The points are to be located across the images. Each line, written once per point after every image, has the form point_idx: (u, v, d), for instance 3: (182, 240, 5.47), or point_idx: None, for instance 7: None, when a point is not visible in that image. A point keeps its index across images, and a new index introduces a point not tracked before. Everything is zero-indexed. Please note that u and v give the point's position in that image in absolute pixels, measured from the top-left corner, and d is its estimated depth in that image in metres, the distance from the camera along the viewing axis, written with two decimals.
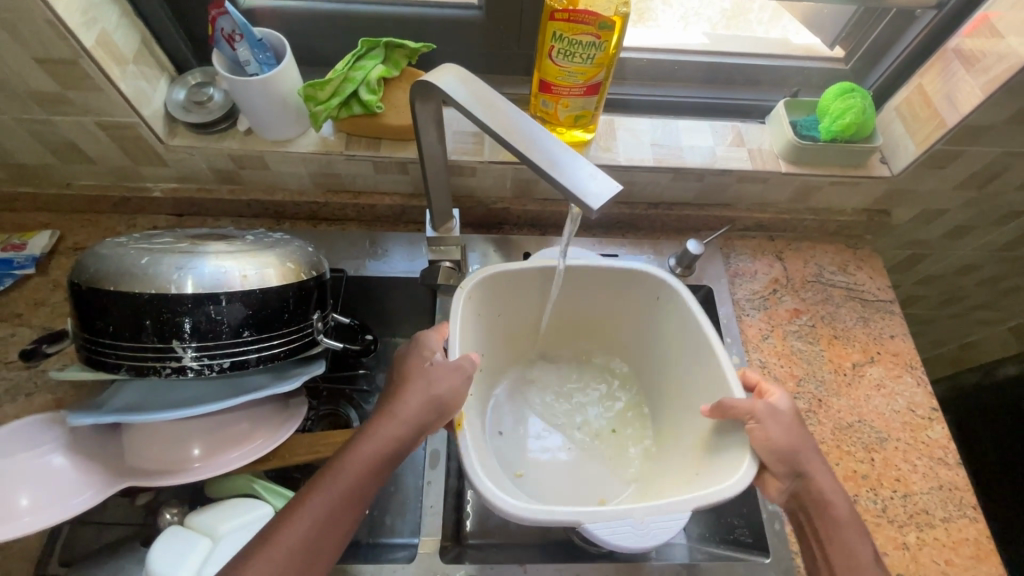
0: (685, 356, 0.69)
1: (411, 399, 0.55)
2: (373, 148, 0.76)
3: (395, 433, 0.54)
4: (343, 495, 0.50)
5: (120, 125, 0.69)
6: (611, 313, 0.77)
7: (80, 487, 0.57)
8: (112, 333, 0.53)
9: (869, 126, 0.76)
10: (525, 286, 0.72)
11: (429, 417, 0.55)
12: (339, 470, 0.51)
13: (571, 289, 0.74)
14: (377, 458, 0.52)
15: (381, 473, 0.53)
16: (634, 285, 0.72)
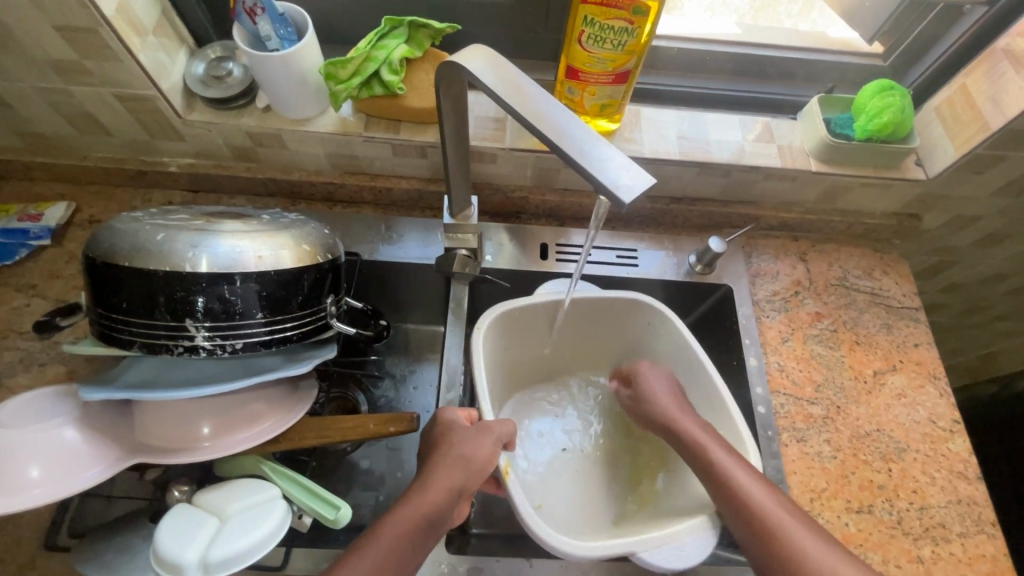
0: (681, 380, 0.73)
1: (439, 467, 0.56)
2: (393, 130, 0.74)
3: (431, 495, 0.54)
4: (385, 554, 0.50)
5: (138, 98, 0.68)
6: (602, 341, 0.80)
7: (91, 461, 0.56)
8: (126, 309, 0.53)
9: (907, 126, 0.73)
10: (527, 321, 0.74)
11: (460, 478, 0.56)
12: (382, 530, 0.52)
13: (571, 319, 0.77)
14: (417, 518, 0.52)
15: (424, 537, 0.52)
16: (626, 312, 0.75)
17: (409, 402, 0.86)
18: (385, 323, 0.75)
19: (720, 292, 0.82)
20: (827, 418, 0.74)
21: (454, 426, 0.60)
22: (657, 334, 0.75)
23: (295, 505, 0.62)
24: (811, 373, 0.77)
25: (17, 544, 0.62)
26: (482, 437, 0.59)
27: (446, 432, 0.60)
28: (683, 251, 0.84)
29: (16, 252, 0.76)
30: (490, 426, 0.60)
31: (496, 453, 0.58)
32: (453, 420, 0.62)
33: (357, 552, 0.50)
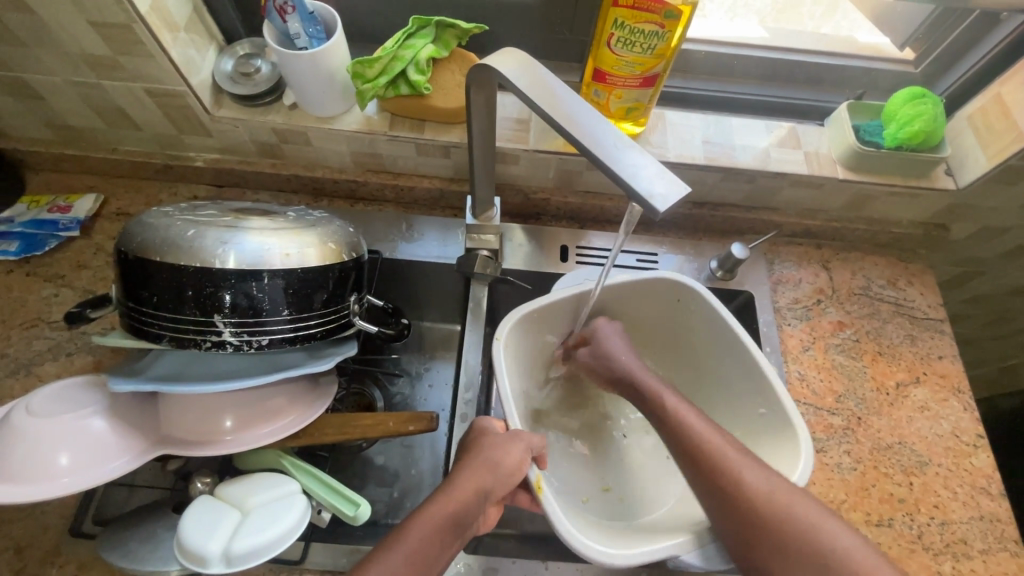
0: (715, 355, 0.73)
1: (469, 469, 0.56)
2: (417, 130, 0.74)
3: (460, 497, 0.54)
4: (412, 555, 0.50)
5: (168, 94, 0.69)
6: (628, 320, 0.79)
7: (116, 451, 0.57)
8: (156, 304, 0.53)
9: (938, 135, 0.72)
10: (560, 312, 0.73)
11: (488, 482, 0.56)
12: (407, 530, 0.51)
13: (598, 304, 0.75)
14: (445, 519, 0.53)
15: (448, 539, 0.52)
16: (655, 290, 0.74)
17: (424, 400, 0.87)
18: (405, 322, 0.74)
19: (740, 299, 0.82)
20: (847, 429, 0.73)
21: (489, 431, 0.61)
22: (688, 310, 0.74)
23: (314, 500, 0.63)
24: (832, 383, 0.76)
25: (44, 529, 0.63)
26: (512, 444, 0.59)
27: (479, 437, 0.60)
28: (704, 256, 0.84)
29: (46, 243, 0.77)
30: (522, 433, 0.60)
31: (524, 461, 0.58)
32: (488, 426, 0.62)
33: (383, 551, 0.50)
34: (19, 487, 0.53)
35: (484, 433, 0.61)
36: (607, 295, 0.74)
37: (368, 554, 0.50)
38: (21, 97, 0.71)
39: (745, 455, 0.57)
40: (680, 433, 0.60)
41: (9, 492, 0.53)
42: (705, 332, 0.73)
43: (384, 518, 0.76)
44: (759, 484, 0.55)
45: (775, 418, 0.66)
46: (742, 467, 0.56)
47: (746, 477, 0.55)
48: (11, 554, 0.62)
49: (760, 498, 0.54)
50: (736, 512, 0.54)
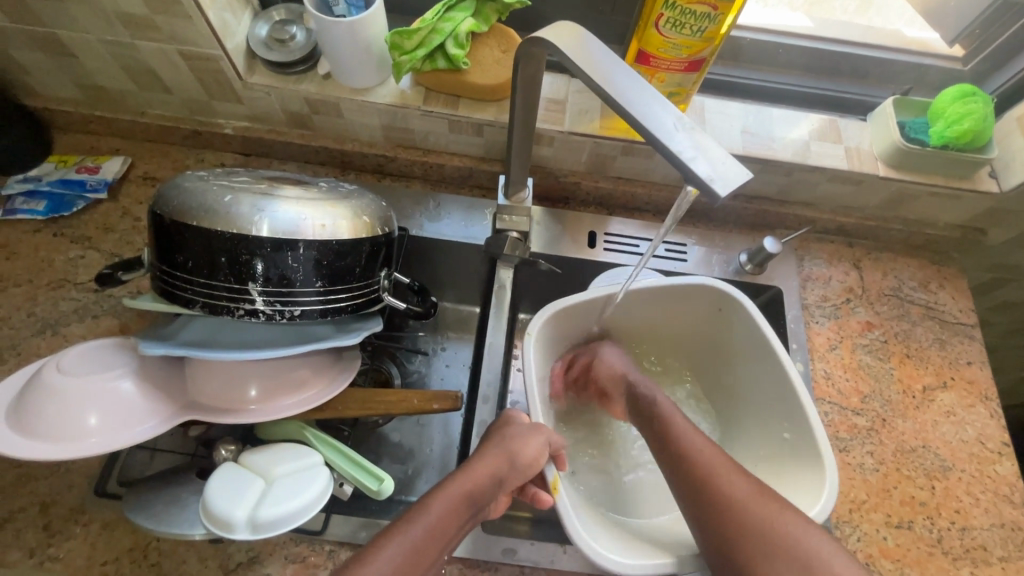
0: (751, 366, 0.72)
1: (487, 454, 0.57)
2: (451, 106, 0.73)
3: (478, 481, 0.54)
4: (432, 531, 0.49)
5: (203, 58, 0.68)
6: (666, 321, 0.78)
7: (145, 415, 0.57)
8: (190, 269, 0.53)
9: (987, 135, 0.70)
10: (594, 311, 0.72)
11: (505, 469, 0.56)
12: (424, 509, 0.51)
13: (636, 305, 0.75)
14: (463, 501, 0.53)
15: (463, 520, 0.52)
16: (696, 297, 0.73)
17: (441, 379, 0.86)
18: (432, 301, 0.73)
19: (768, 294, 0.81)
20: (871, 430, 0.73)
21: (515, 422, 0.60)
22: (726, 321, 0.73)
23: (337, 473, 0.63)
24: (857, 383, 0.76)
25: (69, 487, 0.64)
26: (535, 437, 0.59)
27: (504, 428, 0.60)
28: (733, 250, 0.83)
29: (73, 204, 0.77)
30: (543, 428, 0.60)
31: (542, 453, 0.58)
32: (514, 418, 0.61)
33: (404, 525, 0.49)
34: (50, 445, 0.53)
35: (509, 423, 0.61)
36: (644, 298, 0.73)
37: (382, 533, 0.48)
38: (54, 54, 0.70)
39: (735, 467, 0.57)
40: (673, 444, 0.60)
41: (40, 448, 0.53)
42: (743, 342, 0.72)
43: (398, 495, 0.76)
44: (744, 493, 0.54)
45: (800, 438, 0.65)
46: (732, 476, 0.55)
47: (733, 484, 0.54)
48: (36, 510, 0.63)
49: (745, 505, 0.53)
50: (721, 520, 0.53)
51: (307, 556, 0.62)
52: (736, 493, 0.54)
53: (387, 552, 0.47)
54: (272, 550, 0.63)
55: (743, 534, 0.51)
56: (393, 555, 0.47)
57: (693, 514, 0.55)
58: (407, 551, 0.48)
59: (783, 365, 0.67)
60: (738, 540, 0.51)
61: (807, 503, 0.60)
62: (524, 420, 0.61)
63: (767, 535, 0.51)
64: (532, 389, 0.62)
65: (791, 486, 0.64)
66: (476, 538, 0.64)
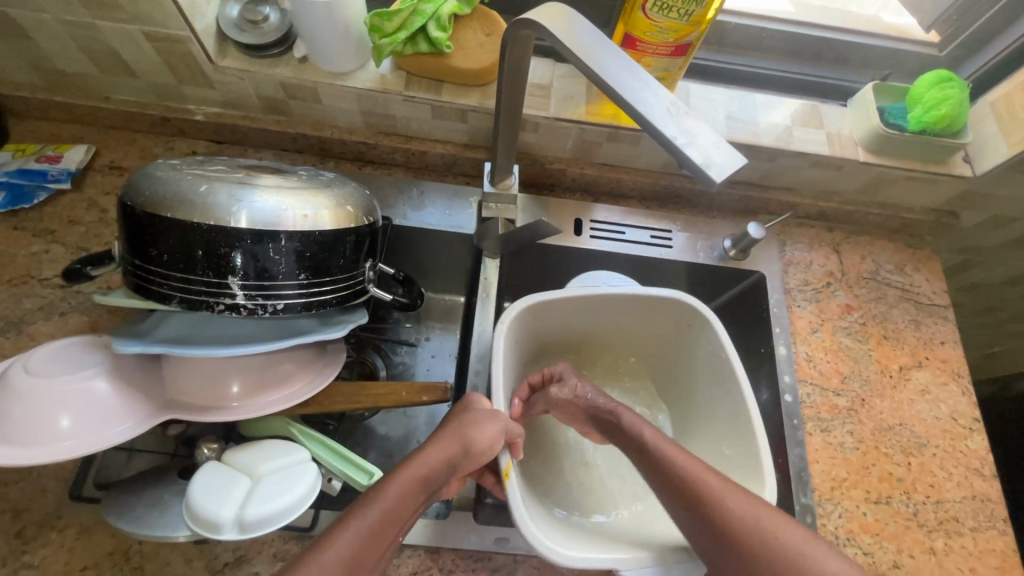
0: (711, 381, 0.72)
1: (444, 440, 0.55)
2: (433, 91, 0.71)
3: (430, 470, 0.53)
4: (388, 513, 0.49)
5: (170, 39, 0.64)
6: (639, 330, 0.78)
7: (122, 415, 0.55)
8: (165, 263, 0.51)
9: (962, 120, 0.71)
10: (563, 309, 0.72)
11: (460, 454, 0.55)
12: (381, 492, 0.50)
13: (610, 312, 0.75)
14: (417, 486, 0.52)
15: (417, 502, 0.51)
16: (667, 310, 0.73)
17: (427, 371, 0.85)
18: (419, 291, 0.71)
19: (751, 280, 0.82)
20: (851, 410, 0.75)
21: (472, 406, 0.59)
22: (696, 337, 0.73)
23: (324, 468, 0.62)
24: (838, 365, 0.77)
25: (42, 492, 0.62)
26: (490, 420, 0.58)
27: (462, 411, 0.59)
28: (717, 236, 0.83)
29: (34, 195, 0.73)
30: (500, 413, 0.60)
31: (498, 442, 0.58)
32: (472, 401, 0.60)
33: (362, 507, 0.49)
34: (19, 449, 0.51)
35: (467, 406, 0.60)
36: (617, 305, 0.73)
37: (342, 515, 0.48)
38: (6, 34, 0.66)
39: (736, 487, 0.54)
40: (654, 463, 0.57)
41: (10, 453, 0.50)
42: (707, 360, 0.72)
43: None
44: (745, 511, 0.52)
45: (744, 455, 0.65)
46: (727, 493, 0.53)
47: (747, 511, 0.52)
48: (7, 517, 0.60)
49: (721, 505, 0.52)
50: (739, 555, 0.50)
51: (297, 553, 0.61)
52: (716, 496, 0.53)
53: (345, 535, 0.46)
54: (260, 548, 0.61)
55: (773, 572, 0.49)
56: (353, 538, 0.46)
57: (700, 544, 0.52)
58: (361, 535, 0.47)
59: (739, 381, 0.67)
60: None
61: None
62: (483, 403, 0.60)
63: (777, 555, 0.49)
64: (497, 375, 0.62)
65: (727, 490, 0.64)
66: (468, 527, 0.63)
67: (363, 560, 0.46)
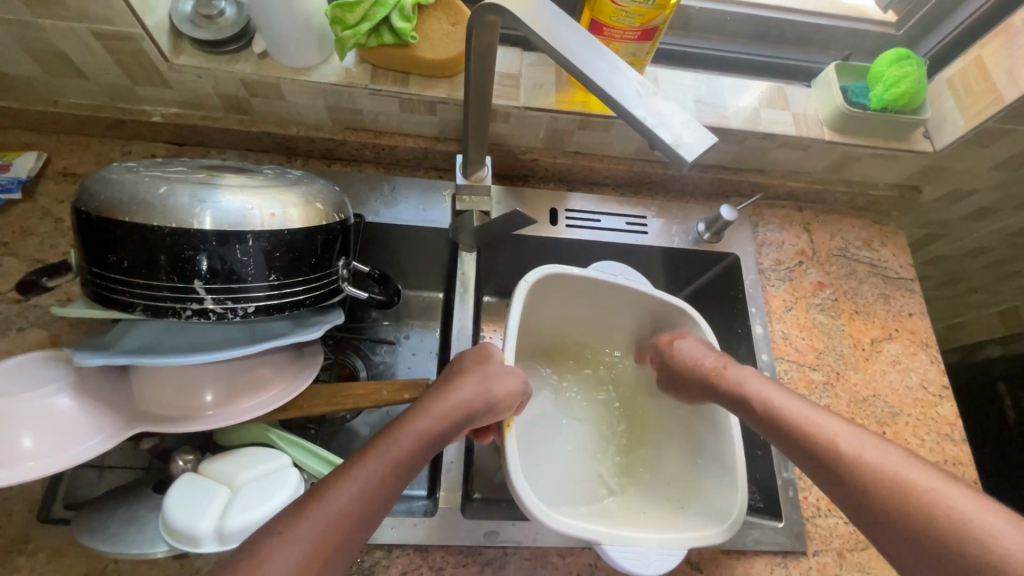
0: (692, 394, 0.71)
1: (465, 392, 0.56)
2: (401, 84, 0.70)
3: (445, 422, 0.54)
4: (397, 463, 0.49)
5: (120, 36, 0.61)
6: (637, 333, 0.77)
7: (90, 430, 0.53)
8: (125, 269, 0.48)
9: (921, 97, 0.73)
10: (572, 291, 0.73)
11: (479, 408, 0.56)
12: (394, 439, 0.51)
13: (613, 308, 0.75)
14: (428, 439, 0.52)
15: (428, 453, 0.52)
16: (664, 314, 0.73)
17: (408, 368, 0.84)
18: (395, 288, 0.70)
19: (725, 262, 0.83)
20: (827, 384, 0.77)
21: (493, 359, 0.60)
22: None
23: (306, 473, 0.61)
24: (813, 341, 0.79)
25: (7, 517, 0.59)
26: (510, 377, 0.59)
27: (485, 361, 0.60)
28: (691, 220, 0.84)
29: None
30: (519, 371, 0.61)
31: (516, 395, 0.59)
32: (491, 354, 0.61)
33: (374, 452, 0.49)
34: None
35: (487, 359, 0.60)
36: (622, 302, 0.73)
37: (349, 460, 0.49)
38: None
39: (861, 436, 0.51)
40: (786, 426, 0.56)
41: None
42: None
43: None
44: (897, 471, 0.47)
45: (717, 462, 0.64)
46: (876, 454, 0.49)
47: (869, 456, 0.49)
48: None
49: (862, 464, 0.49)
50: (898, 527, 0.45)
51: None
52: (857, 455, 0.50)
53: (347, 484, 0.46)
54: None
55: (899, 518, 0.46)
56: (358, 486, 0.47)
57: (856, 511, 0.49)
58: (365, 485, 0.47)
59: None
60: (896, 526, 0.46)
61: (709, 525, 0.59)
62: (501, 358, 0.61)
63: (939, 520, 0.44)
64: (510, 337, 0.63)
65: (698, 503, 0.64)
66: (456, 524, 0.63)
67: (367, 507, 0.46)
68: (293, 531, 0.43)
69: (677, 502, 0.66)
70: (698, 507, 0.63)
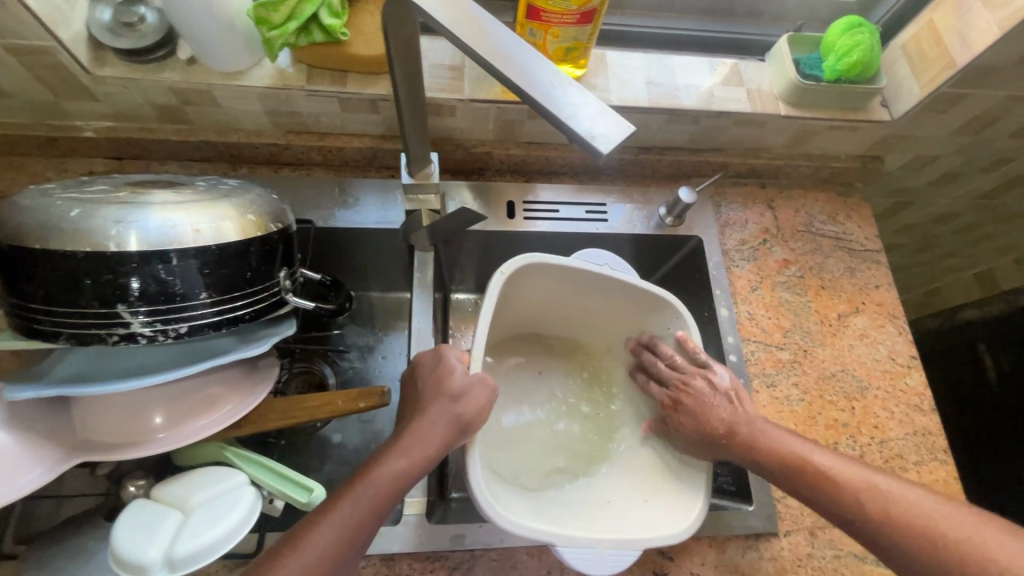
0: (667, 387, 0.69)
1: (435, 420, 0.54)
2: (338, 83, 0.67)
3: (422, 454, 0.52)
4: (372, 507, 0.49)
5: (35, 51, 0.59)
6: (618, 323, 0.75)
7: (28, 463, 0.51)
8: (45, 298, 0.46)
9: (875, 65, 0.72)
10: (553, 281, 0.69)
11: (453, 435, 0.54)
12: (367, 482, 0.50)
13: (593, 297, 0.72)
14: (406, 476, 0.51)
15: (404, 490, 0.51)
16: (647, 306, 0.70)
17: (379, 373, 0.82)
18: (346, 295, 0.71)
19: (690, 244, 0.82)
20: (795, 362, 0.76)
21: (454, 375, 0.56)
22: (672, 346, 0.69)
23: (265, 489, 0.59)
24: (779, 320, 0.78)
25: None
26: (478, 389, 0.56)
27: (450, 380, 0.56)
28: (653, 204, 0.83)
29: None
30: (487, 378, 0.58)
31: (486, 409, 0.56)
32: (452, 369, 0.57)
33: (346, 495, 0.49)
34: None
35: (448, 375, 0.56)
36: (603, 292, 0.70)
37: (325, 503, 0.49)
38: None
39: (870, 472, 0.55)
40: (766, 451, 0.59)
41: None
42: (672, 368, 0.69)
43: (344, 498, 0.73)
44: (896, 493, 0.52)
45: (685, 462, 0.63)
46: (873, 476, 0.54)
47: (917, 505, 0.51)
48: None
49: (867, 489, 0.53)
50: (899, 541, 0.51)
51: None
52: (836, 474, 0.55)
53: (321, 531, 0.47)
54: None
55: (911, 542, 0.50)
56: (332, 533, 0.47)
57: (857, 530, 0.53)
58: (341, 530, 0.48)
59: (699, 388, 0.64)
60: (901, 549, 0.50)
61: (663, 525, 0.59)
62: (462, 370, 0.57)
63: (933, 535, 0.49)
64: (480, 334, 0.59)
65: (658, 502, 0.63)
66: (422, 530, 0.62)
67: (343, 552, 0.47)
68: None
69: (641, 494, 0.66)
70: (658, 505, 0.63)
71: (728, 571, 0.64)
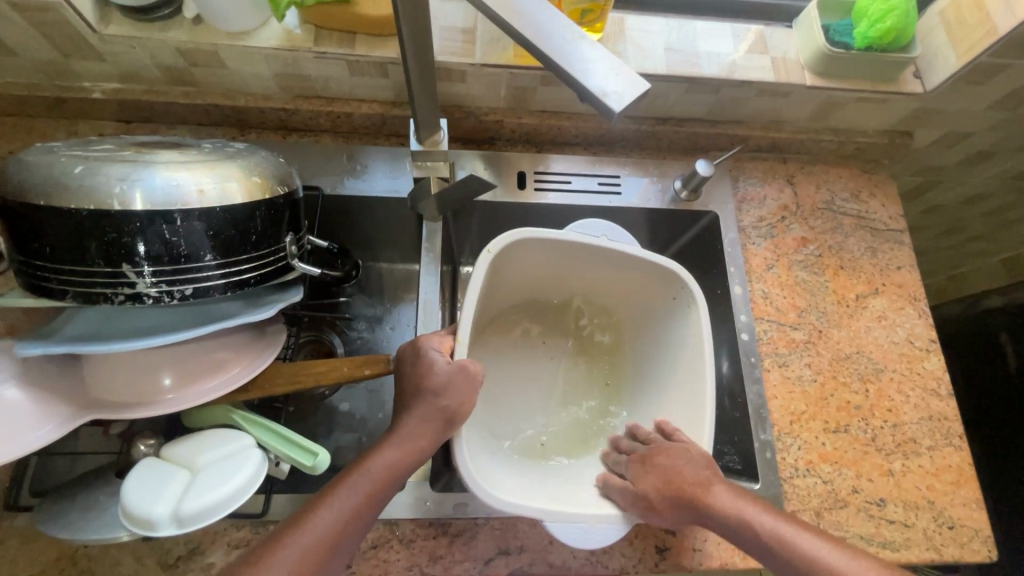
0: (679, 360, 0.67)
1: (424, 416, 0.54)
2: (347, 45, 0.65)
3: (418, 445, 0.53)
4: (371, 494, 0.50)
5: (39, 7, 0.58)
6: (622, 291, 0.73)
7: (41, 419, 0.52)
8: (51, 256, 0.47)
9: (909, 32, 0.67)
10: (548, 250, 0.67)
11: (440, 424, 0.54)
12: (365, 471, 0.51)
13: (594, 265, 0.71)
14: (401, 465, 0.52)
15: (404, 476, 0.52)
16: (653, 275, 0.68)
17: (386, 343, 0.82)
18: (353, 263, 0.73)
19: (705, 220, 0.80)
20: (809, 343, 0.74)
21: (436, 367, 0.56)
22: (679, 314, 0.67)
23: (271, 453, 0.60)
24: (794, 299, 0.76)
25: None
26: (460, 377, 0.56)
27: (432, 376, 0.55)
28: (668, 176, 0.80)
29: None
30: (470, 365, 0.57)
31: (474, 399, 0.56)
32: (434, 361, 0.56)
33: (347, 482, 0.50)
34: None
35: (431, 367, 0.56)
36: (602, 258, 0.69)
37: (324, 490, 0.49)
38: None
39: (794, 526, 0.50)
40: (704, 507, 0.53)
41: None
42: (680, 338, 0.67)
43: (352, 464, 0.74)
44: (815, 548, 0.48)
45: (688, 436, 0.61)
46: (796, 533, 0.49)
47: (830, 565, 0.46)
48: None
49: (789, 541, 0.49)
50: None
51: (252, 540, 0.61)
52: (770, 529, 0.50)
53: (324, 513, 0.47)
54: (213, 538, 0.60)
55: None
56: (332, 519, 0.47)
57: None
58: (341, 516, 0.48)
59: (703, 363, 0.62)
60: None
61: None
62: (444, 359, 0.57)
63: None
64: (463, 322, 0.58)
65: None
66: (426, 497, 0.62)
67: (342, 536, 0.47)
68: (269, 563, 0.44)
69: None
70: None
71: (731, 549, 0.64)
